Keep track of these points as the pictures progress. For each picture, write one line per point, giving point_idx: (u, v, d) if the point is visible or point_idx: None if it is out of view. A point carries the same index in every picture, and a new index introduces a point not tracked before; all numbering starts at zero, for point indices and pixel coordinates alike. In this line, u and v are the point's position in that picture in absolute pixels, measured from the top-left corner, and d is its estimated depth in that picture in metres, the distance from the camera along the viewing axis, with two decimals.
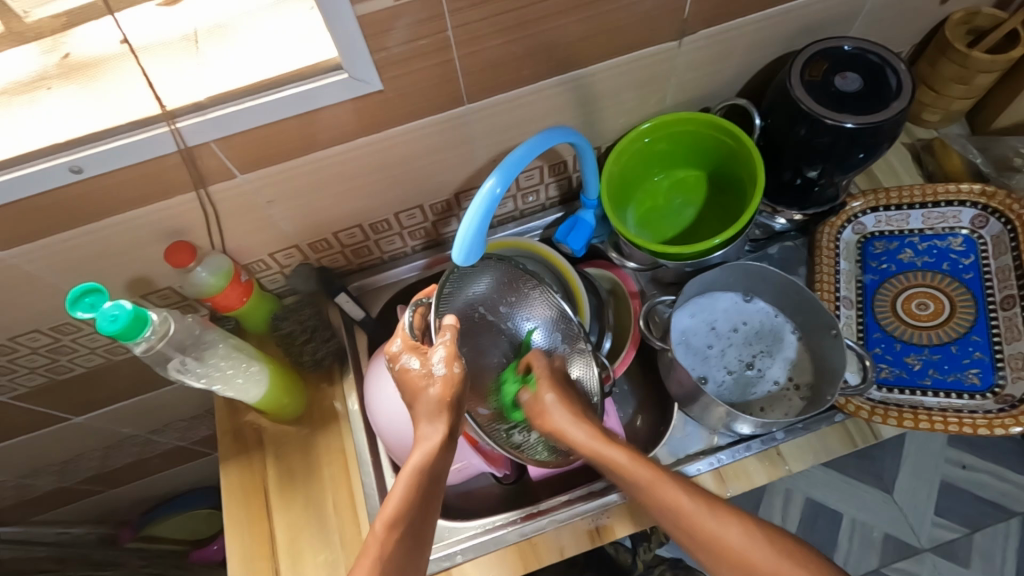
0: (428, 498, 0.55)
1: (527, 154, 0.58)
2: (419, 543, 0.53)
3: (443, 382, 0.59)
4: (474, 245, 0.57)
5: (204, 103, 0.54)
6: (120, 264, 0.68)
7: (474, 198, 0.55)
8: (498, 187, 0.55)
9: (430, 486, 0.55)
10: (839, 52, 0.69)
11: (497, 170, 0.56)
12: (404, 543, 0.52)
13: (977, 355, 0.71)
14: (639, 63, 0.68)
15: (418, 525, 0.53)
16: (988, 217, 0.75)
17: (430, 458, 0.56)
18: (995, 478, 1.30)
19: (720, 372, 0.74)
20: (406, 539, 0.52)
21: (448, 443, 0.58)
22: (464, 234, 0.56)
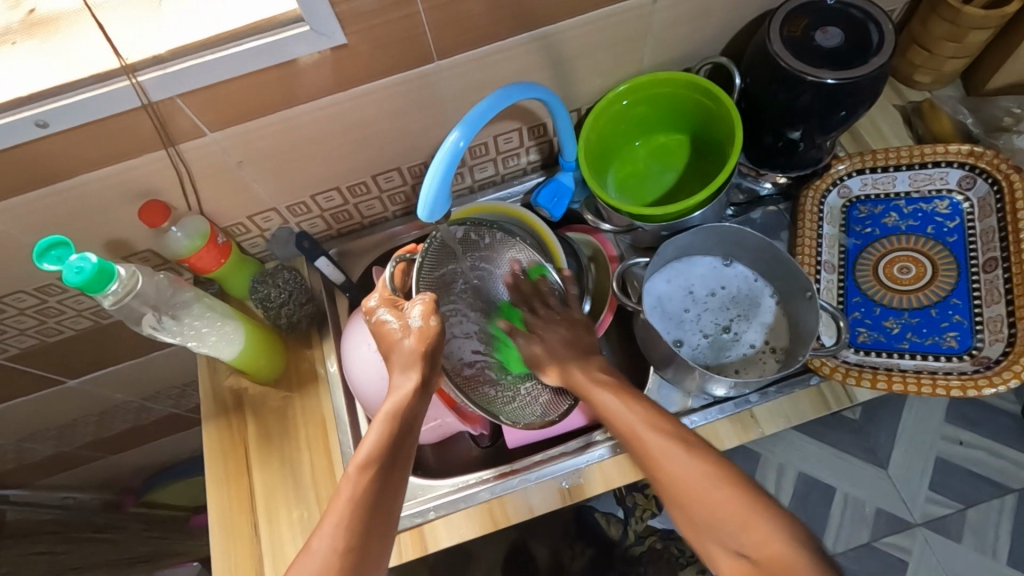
0: (400, 446, 0.55)
1: (491, 108, 0.57)
2: (393, 496, 0.53)
3: (417, 333, 0.59)
4: (438, 201, 0.57)
5: (164, 56, 0.54)
6: (97, 224, 0.69)
7: (437, 151, 0.55)
8: (461, 141, 0.55)
9: (403, 436, 0.56)
10: (822, 7, 0.67)
11: (460, 124, 0.56)
12: (374, 500, 0.52)
13: (956, 318, 0.69)
14: (614, 19, 0.66)
15: (393, 470, 0.54)
16: (975, 177, 0.73)
17: (402, 403, 0.57)
18: (991, 455, 1.29)
19: (695, 336, 0.74)
20: (378, 491, 0.52)
21: (421, 392, 0.58)
22: (427, 191, 0.56)
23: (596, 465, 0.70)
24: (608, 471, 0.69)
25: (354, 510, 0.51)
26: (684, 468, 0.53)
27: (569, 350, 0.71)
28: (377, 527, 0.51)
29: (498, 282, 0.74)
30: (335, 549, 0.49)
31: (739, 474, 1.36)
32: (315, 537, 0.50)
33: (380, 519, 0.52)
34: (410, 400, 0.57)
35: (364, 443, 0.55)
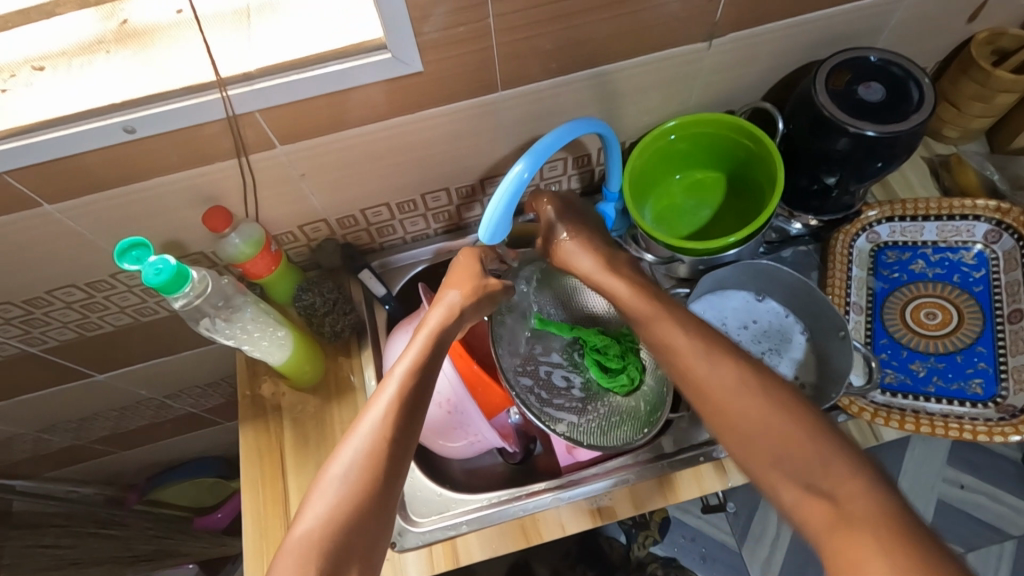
0: (420, 388, 0.60)
1: (556, 142, 0.60)
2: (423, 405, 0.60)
3: (461, 293, 0.68)
4: (500, 225, 0.60)
5: (254, 74, 0.56)
6: (157, 225, 0.71)
7: (503, 181, 0.58)
8: (527, 172, 0.57)
9: (421, 378, 0.61)
10: (864, 62, 0.70)
11: (526, 156, 0.58)
12: (413, 398, 0.59)
13: (981, 365, 0.72)
14: (668, 62, 0.70)
15: (426, 380, 0.61)
16: (1001, 232, 0.76)
17: (447, 323, 0.65)
18: (993, 501, 1.31)
19: None
20: (413, 395, 0.59)
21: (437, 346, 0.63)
22: (491, 216, 0.59)
23: (627, 488, 0.71)
24: (639, 494, 0.71)
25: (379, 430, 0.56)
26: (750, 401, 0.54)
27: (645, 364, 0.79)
28: (414, 426, 0.59)
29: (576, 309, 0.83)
30: (388, 416, 0.57)
31: (743, 505, 1.38)
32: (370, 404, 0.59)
33: (415, 426, 0.59)
34: (434, 337, 0.64)
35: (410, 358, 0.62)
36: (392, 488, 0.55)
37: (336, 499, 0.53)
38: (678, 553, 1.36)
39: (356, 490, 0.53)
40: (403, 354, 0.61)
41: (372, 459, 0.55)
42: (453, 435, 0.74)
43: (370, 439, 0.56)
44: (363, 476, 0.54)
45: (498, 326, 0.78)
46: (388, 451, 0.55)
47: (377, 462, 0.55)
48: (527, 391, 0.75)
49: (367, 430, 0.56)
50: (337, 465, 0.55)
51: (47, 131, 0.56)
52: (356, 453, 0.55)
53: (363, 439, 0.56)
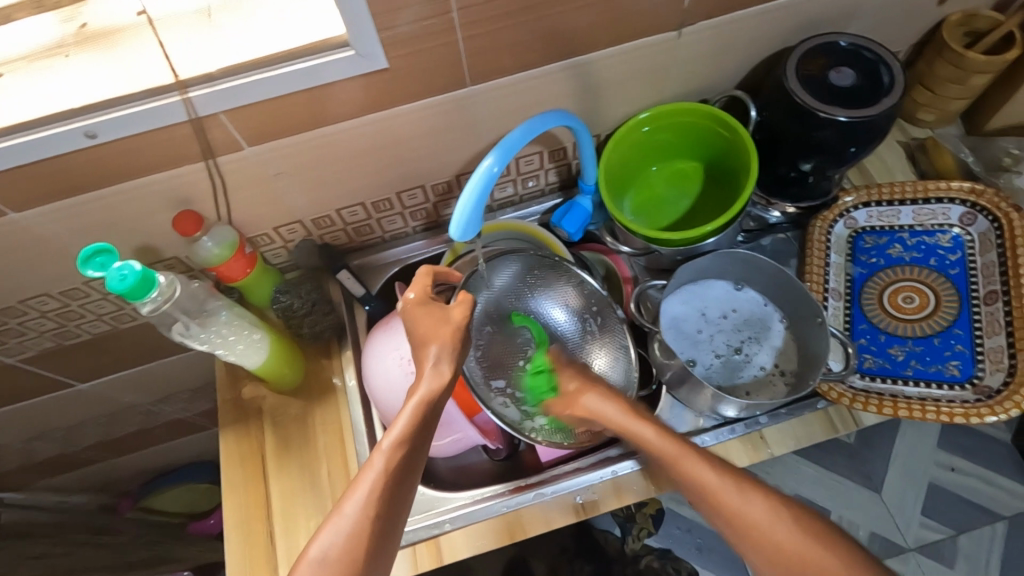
0: (408, 471, 0.55)
1: (525, 135, 0.59)
2: (406, 491, 0.55)
3: (445, 347, 0.60)
4: (471, 222, 0.59)
5: (215, 74, 0.56)
6: (129, 231, 0.70)
7: (472, 175, 0.57)
8: (496, 166, 0.57)
9: (410, 459, 0.55)
10: (835, 47, 0.70)
11: (495, 149, 0.58)
12: (396, 486, 0.53)
13: (958, 348, 0.72)
14: (639, 52, 0.69)
15: (411, 463, 0.55)
16: (976, 215, 0.76)
17: (439, 391, 0.58)
18: (983, 483, 1.32)
19: (709, 355, 0.76)
20: (395, 485, 0.54)
21: (425, 418, 0.58)
22: (461, 213, 0.58)
23: (610, 481, 0.71)
24: (623, 487, 0.71)
25: (361, 520, 0.51)
26: (717, 481, 0.57)
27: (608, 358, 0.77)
28: (397, 513, 0.54)
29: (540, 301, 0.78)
30: (368, 512, 0.52)
31: None
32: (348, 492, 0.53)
33: (396, 518, 0.53)
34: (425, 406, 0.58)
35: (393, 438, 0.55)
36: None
37: None
38: (672, 543, 1.37)
39: None
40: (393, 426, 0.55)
41: (353, 552, 0.50)
42: (439, 432, 0.73)
43: (346, 541, 0.50)
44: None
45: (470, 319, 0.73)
46: (366, 553, 0.50)
47: (354, 566, 0.50)
48: (499, 396, 0.72)
49: (349, 517, 0.51)
50: (315, 548, 0.51)
51: (8, 138, 0.55)
52: (330, 556, 0.50)
53: (338, 537, 0.50)
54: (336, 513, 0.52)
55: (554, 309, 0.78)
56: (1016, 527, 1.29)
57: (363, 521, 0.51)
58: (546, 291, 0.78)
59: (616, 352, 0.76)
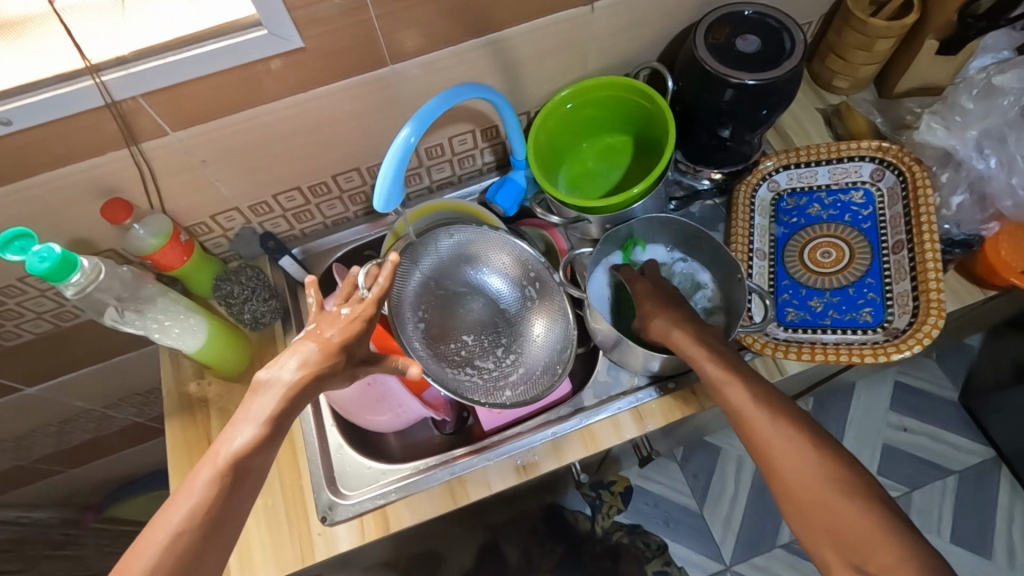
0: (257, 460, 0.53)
1: (439, 106, 0.61)
2: (243, 493, 0.53)
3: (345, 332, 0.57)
4: (393, 193, 0.61)
5: (128, 58, 0.57)
6: (59, 223, 0.70)
7: (391, 148, 0.59)
8: (413, 137, 0.59)
9: (265, 446, 0.54)
10: (739, 17, 0.74)
11: (412, 121, 0.60)
12: (226, 497, 0.52)
13: (870, 296, 0.76)
14: (554, 28, 0.72)
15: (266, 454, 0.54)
16: (884, 170, 0.81)
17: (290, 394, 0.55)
18: (932, 440, 1.38)
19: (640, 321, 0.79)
20: (226, 491, 0.52)
21: (285, 411, 0.55)
22: (383, 184, 0.60)
23: (549, 443, 0.73)
24: (561, 447, 0.73)
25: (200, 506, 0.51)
26: (790, 459, 0.55)
27: (546, 326, 0.79)
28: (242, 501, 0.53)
29: (478, 271, 0.81)
30: (206, 501, 0.51)
31: (699, 465, 1.43)
32: (179, 495, 0.52)
33: (229, 521, 0.52)
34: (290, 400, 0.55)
35: (238, 444, 0.53)
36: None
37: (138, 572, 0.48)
38: (641, 519, 1.40)
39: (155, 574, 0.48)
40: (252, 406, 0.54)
41: (183, 540, 0.49)
42: (379, 408, 0.74)
43: (168, 555, 0.48)
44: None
45: (398, 306, 0.74)
46: (188, 563, 0.49)
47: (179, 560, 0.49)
48: (457, 375, 0.76)
49: (189, 503, 0.51)
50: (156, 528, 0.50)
51: None
52: (151, 564, 0.48)
53: (161, 546, 0.49)
54: (168, 507, 0.51)
55: (492, 279, 0.81)
56: (965, 480, 1.34)
57: (184, 534, 0.49)
58: (483, 262, 0.81)
59: (553, 315, 0.79)
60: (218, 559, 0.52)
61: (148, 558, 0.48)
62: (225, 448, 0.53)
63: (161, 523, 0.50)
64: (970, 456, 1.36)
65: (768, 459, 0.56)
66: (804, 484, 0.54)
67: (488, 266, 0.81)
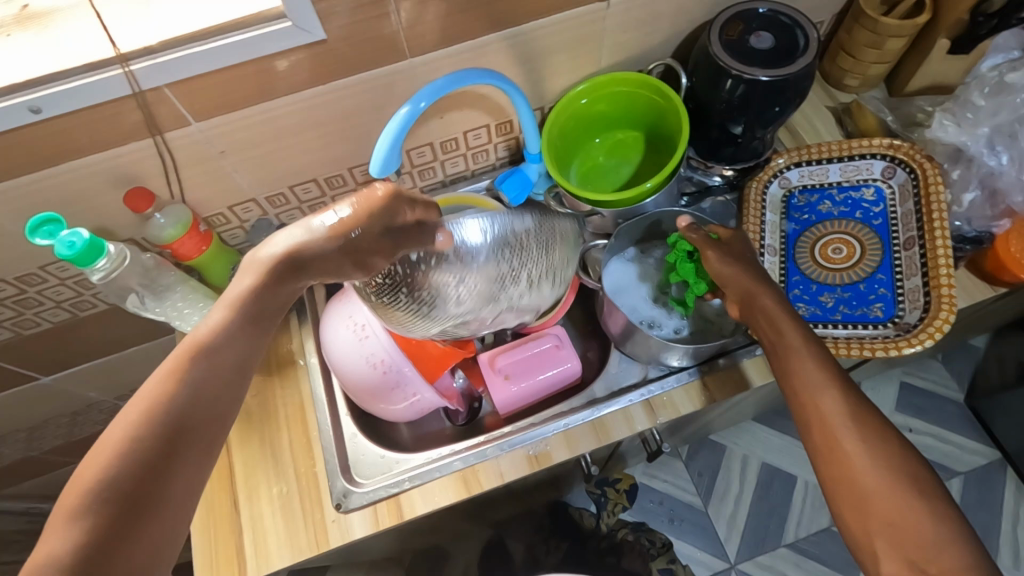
0: (215, 363, 0.52)
1: (447, 84, 0.63)
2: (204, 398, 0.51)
3: (320, 232, 0.56)
4: (390, 159, 0.63)
5: (154, 48, 0.58)
6: (81, 212, 0.71)
7: (398, 121, 0.61)
8: (420, 104, 0.62)
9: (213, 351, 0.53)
10: (755, 14, 0.74)
11: (419, 100, 0.62)
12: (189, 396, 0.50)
13: (881, 291, 0.77)
14: (569, 23, 0.73)
15: (220, 359, 0.53)
16: (896, 167, 0.81)
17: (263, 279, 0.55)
18: (938, 441, 1.38)
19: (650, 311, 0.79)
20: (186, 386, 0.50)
21: (264, 289, 0.55)
22: (381, 150, 0.62)
23: (562, 433, 0.74)
24: (574, 437, 0.74)
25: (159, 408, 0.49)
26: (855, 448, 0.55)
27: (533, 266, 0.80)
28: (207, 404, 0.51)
29: None
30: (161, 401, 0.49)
31: (705, 464, 1.43)
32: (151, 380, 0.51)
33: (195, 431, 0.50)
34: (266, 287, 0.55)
35: (220, 313, 0.54)
36: (152, 531, 0.46)
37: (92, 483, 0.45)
38: (647, 517, 1.40)
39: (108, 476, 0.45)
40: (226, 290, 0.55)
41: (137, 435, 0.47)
42: (394, 397, 0.74)
43: (123, 465, 0.46)
44: (103, 521, 0.44)
45: None
46: (172, 415, 0.49)
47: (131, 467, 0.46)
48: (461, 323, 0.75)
49: (146, 402, 0.49)
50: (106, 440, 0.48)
51: None
52: (124, 436, 0.47)
53: (114, 449, 0.47)
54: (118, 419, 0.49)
55: None
56: (971, 481, 1.34)
57: (140, 436, 0.48)
58: None
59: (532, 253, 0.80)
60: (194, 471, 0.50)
61: (100, 467, 0.46)
62: (203, 324, 0.54)
63: (105, 441, 0.48)
64: (976, 457, 1.36)
65: (833, 444, 0.56)
66: (869, 477, 0.53)
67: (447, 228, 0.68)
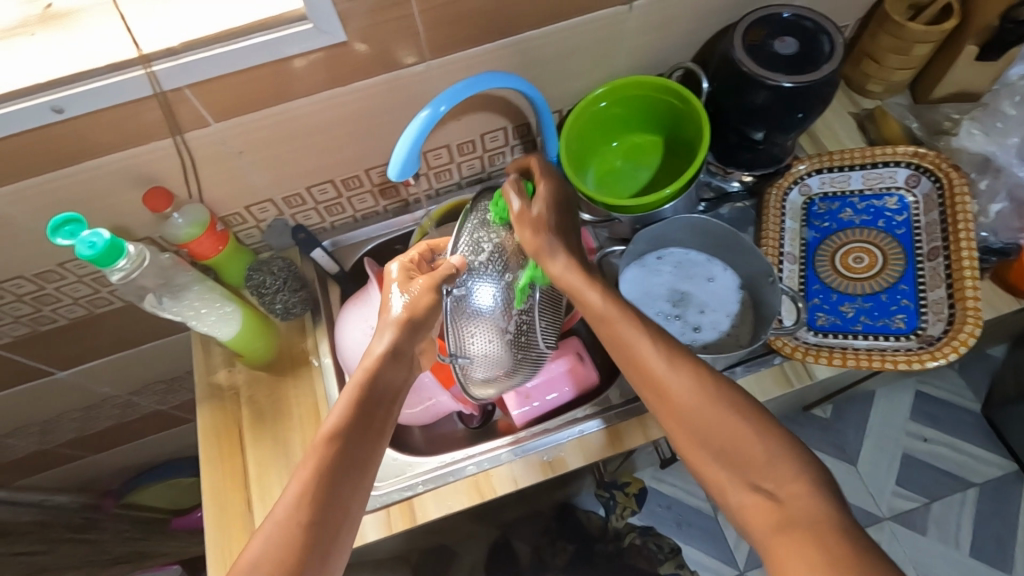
0: (359, 440, 0.56)
1: (466, 89, 0.62)
2: (350, 471, 0.55)
3: (398, 321, 0.61)
4: (408, 163, 0.62)
5: (176, 49, 0.58)
6: (100, 211, 0.72)
7: (415, 123, 0.61)
8: (441, 108, 0.61)
9: (360, 420, 0.57)
10: (779, 19, 0.73)
11: (437, 102, 0.61)
12: (338, 478, 0.54)
13: (903, 302, 0.76)
14: (590, 26, 0.72)
15: (358, 439, 0.56)
16: (920, 176, 0.80)
17: (376, 367, 0.59)
18: (952, 450, 1.36)
19: (676, 328, 0.78)
20: (338, 461, 0.55)
21: (388, 362, 0.60)
22: (399, 154, 0.62)
23: (576, 440, 0.73)
24: (588, 445, 0.73)
25: (316, 481, 0.53)
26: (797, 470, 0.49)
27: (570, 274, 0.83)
28: (356, 476, 0.55)
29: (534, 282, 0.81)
30: (313, 481, 0.53)
31: None
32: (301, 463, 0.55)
33: (337, 508, 0.53)
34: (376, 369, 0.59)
35: (356, 383, 0.59)
36: None
37: (266, 556, 0.50)
38: (655, 521, 1.40)
39: (281, 547, 0.50)
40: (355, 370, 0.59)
41: (300, 513, 0.52)
42: (410, 400, 0.74)
43: (286, 541, 0.50)
44: None
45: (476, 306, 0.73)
46: (324, 486, 0.53)
47: (292, 548, 0.50)
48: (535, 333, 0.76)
49: (300, 480, 0.53)
50: (274, 514, 0.52)
51: None
52: (285, 514, 0.52)
53: (275, 528, 0.51)
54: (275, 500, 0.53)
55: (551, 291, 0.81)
56: (986, 492, 1.32)
57: (301, 513, 0.52)
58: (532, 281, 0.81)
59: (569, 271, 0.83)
60: (343, 540, 0.54)
61: (263, 543, 0.50)
62: (338, 406, 0.58)
63: (267, 519, 0.52)
64: (991, 468, 1.34)
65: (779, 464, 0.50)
66: None
67: (456, 305, 0.65)
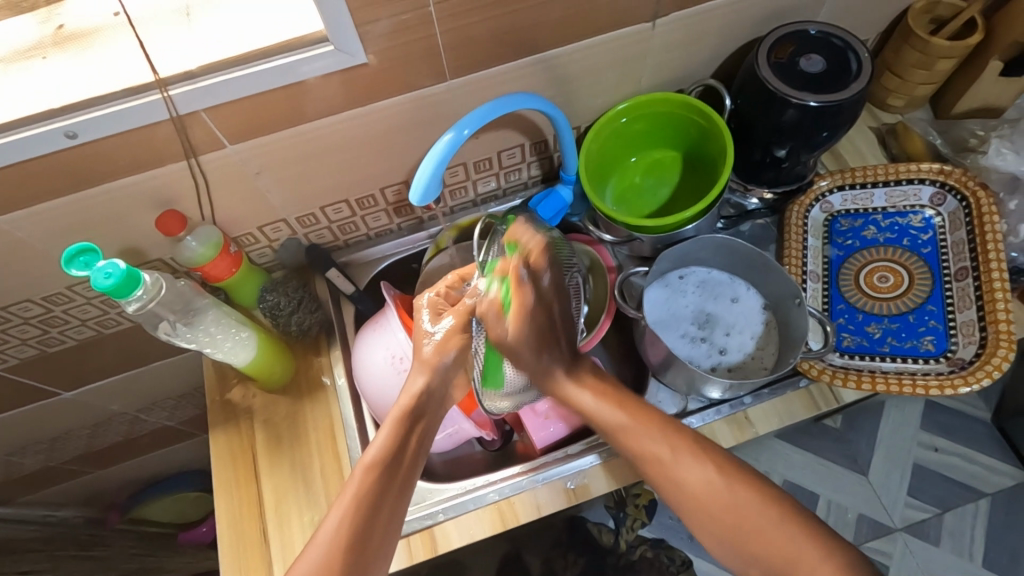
0: (399, 471, 0.58)
1: (490, 111, 0.61)
2: (390, 498, 0.57)
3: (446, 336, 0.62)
4: (431, 187, 0.62)
5: (194, 72, 0.56)
6: (111, 234, 0.70)
7: (438, 146, 0.60)
8: (464, 131, 0.60)
9: (400, 450, 0.59)
10: (806, 35, 0.72)
11: (460, 126, 0.60)
12: (374, 505, 0.56)
13: (931, 323, 0.75)
14: (614, 44, 0.70)
15: (396, 471, 0.58)
16: (946, 194, 0.79)
17: (411, 405, 0.61)
18: (965, 461, 1.35)
19: (704, 354, 0.77)
20: (380, 493, 0.57)
21: (428, 395, 0.62)
22: (422, 177, 0.61)
23: (599, 465, 0.72)
24: (611, 470, 0.72)
25: (357, 507, 0.55)
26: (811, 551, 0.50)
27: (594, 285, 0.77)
28: (397, 500, 0.58)
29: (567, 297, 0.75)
30: (353, 512, 0.55)
31: None
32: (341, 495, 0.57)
33: (376, 537, 0.56)
34: (416, 403, 0.61)
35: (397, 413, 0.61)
36: None
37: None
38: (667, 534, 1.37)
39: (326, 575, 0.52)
40: (392, 408, 0.60)
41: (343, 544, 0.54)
42: None
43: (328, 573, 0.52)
44: None
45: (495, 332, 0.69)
46: (363, 514, 0.55)
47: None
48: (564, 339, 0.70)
49: (342, 509, 0.55)
50: (316, 539, 0.54)
51: None
52: (326, 545, 0.54)
53: (317, 561, 0.53)
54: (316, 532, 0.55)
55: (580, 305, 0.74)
56: (1000, 503, 1.31)
57: (344, 541, 0.54)
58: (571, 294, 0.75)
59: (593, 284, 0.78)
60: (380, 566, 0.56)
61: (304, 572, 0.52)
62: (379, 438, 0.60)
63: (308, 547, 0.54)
64: (1004, 478, 1.33)
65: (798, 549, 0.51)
66: None
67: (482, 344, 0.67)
